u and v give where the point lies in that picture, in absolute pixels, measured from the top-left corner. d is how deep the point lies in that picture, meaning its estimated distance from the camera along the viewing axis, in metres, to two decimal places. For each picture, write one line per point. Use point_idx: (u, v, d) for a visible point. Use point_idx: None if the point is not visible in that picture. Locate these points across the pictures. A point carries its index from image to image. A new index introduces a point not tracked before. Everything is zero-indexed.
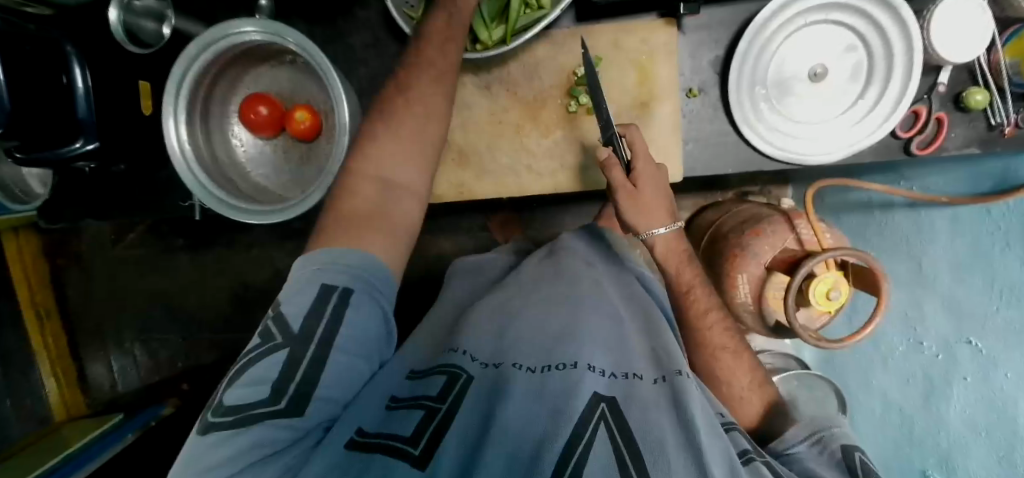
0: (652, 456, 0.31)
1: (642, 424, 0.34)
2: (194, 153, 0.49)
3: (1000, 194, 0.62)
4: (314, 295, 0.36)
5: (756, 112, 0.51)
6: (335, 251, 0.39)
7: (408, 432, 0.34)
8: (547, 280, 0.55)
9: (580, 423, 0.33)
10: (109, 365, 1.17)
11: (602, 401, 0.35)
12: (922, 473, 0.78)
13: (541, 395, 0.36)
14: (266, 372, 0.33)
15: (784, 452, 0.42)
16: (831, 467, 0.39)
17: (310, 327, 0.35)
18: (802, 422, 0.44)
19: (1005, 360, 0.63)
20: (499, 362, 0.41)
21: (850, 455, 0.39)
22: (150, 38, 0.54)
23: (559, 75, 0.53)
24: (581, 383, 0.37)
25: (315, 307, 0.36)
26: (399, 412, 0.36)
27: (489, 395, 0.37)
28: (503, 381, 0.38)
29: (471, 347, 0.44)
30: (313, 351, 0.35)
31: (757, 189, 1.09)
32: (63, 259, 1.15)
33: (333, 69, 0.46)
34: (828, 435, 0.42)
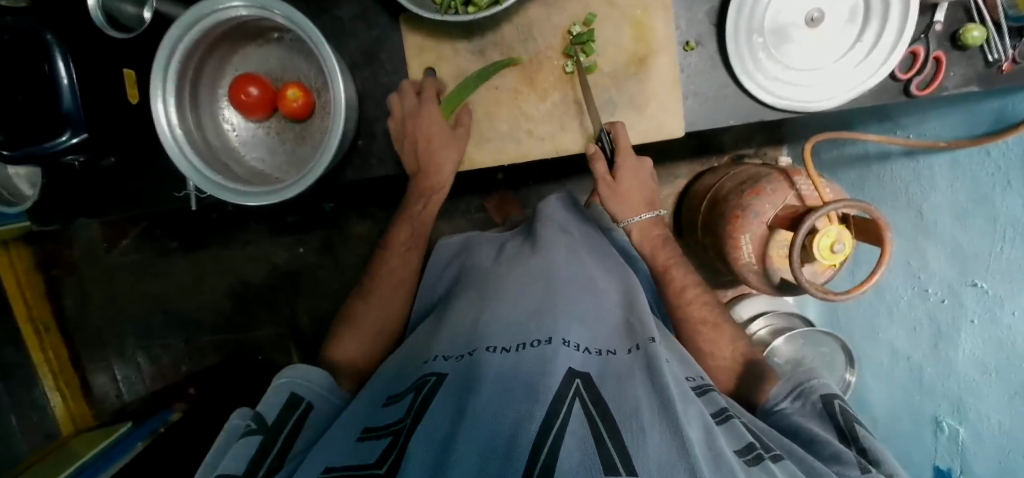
0: (623, 421, 0.37)
1: (616, 396, 0.41)
2: (186, 137, 0.48)
3: (998, 133, 0.61)
4: (284, 401, 0.50)
5: (755, 62, 0.51)
6: (298, 371, 0.54)
7: (371, 458, 0.39)
8: (523, 272, 0.63)
9: (556, 397, 0.39)
10: (112, 374, 1.16)
11: (576, 377, 0.42)
12: (935, 419, 0.78)
13: (516, 372, 0.43)
14: (238, 456, 0.42)
15: (775, 409, 0.52)
16: (815, 416, 0.48)
17: (282, 420, 0.47)
18: (787, 380, 0.53)
19: (1010, 299, 0.61)
20: (474, 349, 0.50)
21: (828, 403, 0.49)
22: (131, 21, 0.54)
23: (553, 37, 0.52)
24: (556, 358, 0.44)
25: (284, 412, 0.48)
26: (367, 441, 0.42)
27: (461, 383, 0.44)
28: (478, 363, 0.46)
29: (446, 350, 0.53)
30: (281, 441, 0.45)
31: (752, 151, 1.11)
32: (58, 271, 1.13)
33: (321, 36, 0.44)
34: (808, 388, 0.51)
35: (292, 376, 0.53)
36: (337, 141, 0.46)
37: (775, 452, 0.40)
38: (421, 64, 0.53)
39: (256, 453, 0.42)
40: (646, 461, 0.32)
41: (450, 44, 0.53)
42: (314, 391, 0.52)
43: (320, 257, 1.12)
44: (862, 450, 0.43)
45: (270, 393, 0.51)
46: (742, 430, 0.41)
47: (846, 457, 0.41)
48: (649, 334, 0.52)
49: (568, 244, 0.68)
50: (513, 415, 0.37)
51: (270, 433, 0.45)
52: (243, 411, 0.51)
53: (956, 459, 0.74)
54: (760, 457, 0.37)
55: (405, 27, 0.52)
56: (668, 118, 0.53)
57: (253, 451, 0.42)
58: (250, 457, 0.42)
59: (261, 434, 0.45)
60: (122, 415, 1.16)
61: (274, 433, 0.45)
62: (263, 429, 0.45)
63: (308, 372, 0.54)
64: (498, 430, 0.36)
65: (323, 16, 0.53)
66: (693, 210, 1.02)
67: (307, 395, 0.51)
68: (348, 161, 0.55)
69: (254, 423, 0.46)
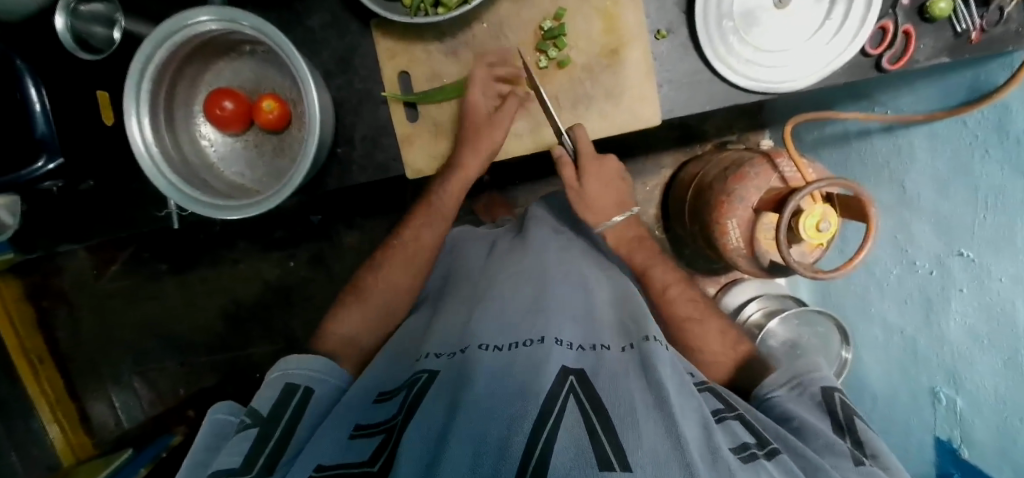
0: (622, 422, 0.36)
1: (611, 392, 0.41)
2: (163, 155, 0.48)
3: (972, 104, 0.62)
4: (279, 392, 0.49)
5: (726, 45, 0.51)
6: (292, 360, 0.53)
7: (365, 457, 0.39)
8: (518, 271, 0.63)
9: (550, 395, 0.39)
10: (111, 402, 1.15)
11: (570, 374, 0.43)
12: (931, 390, 0.77)
13: (508, 372, 0.43)
14: (235, 453, 0.41)
15: (766, 398, 0.52)
16: (813, 407, 0.48)
17: (279, 410, 0.46)
18: (783, 370, 0.53)
19: (996, 265, 0.60)
20: (466, 347, 0.50)
21: (827, 394, 0.49)
22: (102, 43, 0.52)
23: (524, 32, 0.53)
24: (547, 358, 0.45)
25: (281, 401, 0.47)
26: (360, 439, 0.41)
27: (454, 381, 0.44)
28: (469, 363, 0.46)
29: (437, 347, 0.53)
30: (281, 430, 0.44)
31: (735, 137, 1.11)
32: (49, 302, 1.12)
33: (291, 45, 0.43)
34: (806, 380, 0.51)
35: (289, 371, 0.51)
36: (311, 156, 0.45)
37: (770, 447, 0.40)
38: (394, 66, 0.53)
39: (252, 449, 0.42)
40: (641, 456, 0.33)
41: (423, 47, 0.53)
42: (307, 375, 0.51)
43: (311, 270, 1.12)
44: (857, 443, 0.44)
45: (268, 387, 0.50)
46: (739, 430, 0.41)
47: (840, 449, 0.42)
48: (645, 331, 0.52)
49: (561, 247, 0.69)
50: (506, 413, 0.37)
51: (266, 425, 0.44)
52: (225, 405, 0.50)
53: (955, 428, 0.74)
54: (755, 455, 0.38)
55: (376, 32, 0.52)
56: (643, 106, 0.54)
57: (249, 444, 0.42)
58: (247, 452, 0.41)
59: (257, 427, 0.44)
60: (122, 443, 1.14)
61: (270, 425, 0.44)
62: (259, 421, 0.45)
63: (302, 362, 0.52)
64: (492, 425, 0.36)
65: (294, 25, 0.52)
66: (680, 196, 1.03)
67: (303, 380, 0.50)
68: (326, 169, 0.54)
69: (250, 418, 0.45)
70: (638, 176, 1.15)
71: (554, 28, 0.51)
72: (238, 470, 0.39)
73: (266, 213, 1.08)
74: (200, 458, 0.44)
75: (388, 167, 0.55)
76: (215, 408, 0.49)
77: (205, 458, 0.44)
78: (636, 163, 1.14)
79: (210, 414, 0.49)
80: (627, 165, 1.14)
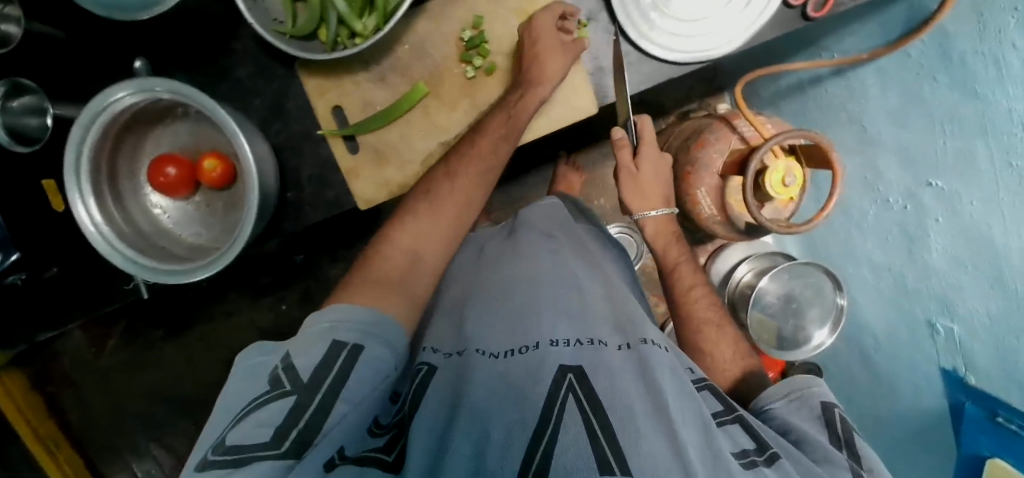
0: (621, 424, 0.37)
1: (609, 392, 0.40)
2: (114, 231, 0.48)
3: (911, 34, 0.62)
4: (326, 351, 0.38)
5: (647, 21, 0.51)
6: (341, 309, 0.42)
7: (388, 453, 0.39)
8: (507, 267, 0.65)
9: (548, 399, 0.39)
10: (132, 473, 1.16)
11: (569, 372, 0.43)
12: (928, 323, 0.77)
13: (506, 377, 0.43)
14: (253, 418, 0.32)
15: (765, 409, 0.52)
16: (811, 418, 0.48)
17: (323, 372, 0.36)
18: (785, 382, 0.53)
19: (967, 190, 0.60)
20: (462, 350, 0.51)
21: (827, 409, 0.49)
22: (38, 133, 0.50)
23: (447, 47, 0.53)
24: (544, 360, 0.45)
25: (328, 358, 0.38)
26: (377, 441, 0.38)
27: (454, 384, 0.45)
28: (467, 366, 0.47)
29: (437, 344, 0.55)
30: (321, 398, 0.35)
31: (696, 105, 1.11)
32: (54, 387, 1.13)
33: (214, 103, 0.44)
34: (807, 393, 0.51)
35: (332, 319, 0.41)
36: (254, 211, 0.45)
37: (770, 452, 0.41)
38: (326, 103, 0.53)
39: (285, 419, 0.33)
40: (642, 461, 0.34)
41: (351, 78, 0.54)
42: (360, 330, 0.41)
43: (304, 310, 1.12)
44: (855, 456, 0.44)
45: (305, 335, 0.40)
46: (738, 435, 0.42)
47: (838, 460, 0.42)
48: (641, 334, 0.53)
49: (551, 243, 0.69)
50: (506, 421, 0.37)
51: (305, 392, 0.35)
52: (255, 348, 0.42)
53: (957, 358, 0.73)
54: (755, 462, 0.39)
55: (301, 73, 0.53)
56: (578, 97, 0.54)
57: (281, 417, 0.33)
58: (279, 424, 0.32)
59: (294, 394, 0.35)
60: None
61: (309, 393, 0.35)
62: (298, 387, 0.35)
63: (347, 311, 0.42)
64: (490, 439, 0.36)
65: (221, 81, 0.53)
66: None
67: (352, 337, 0.40)
68: (281, 214, 0.55)
69: (285, 375, 0.36)
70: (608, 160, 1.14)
71: (473, 35, 0.52)
72: (266, 448, 0.31)
73: (248, 262, 1.09)
74: (228, 407, 0.36)
75: (341, 203, 0.56)
76: (243, 352, 0.41)
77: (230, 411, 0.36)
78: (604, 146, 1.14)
79: (238, 358, 0.41)
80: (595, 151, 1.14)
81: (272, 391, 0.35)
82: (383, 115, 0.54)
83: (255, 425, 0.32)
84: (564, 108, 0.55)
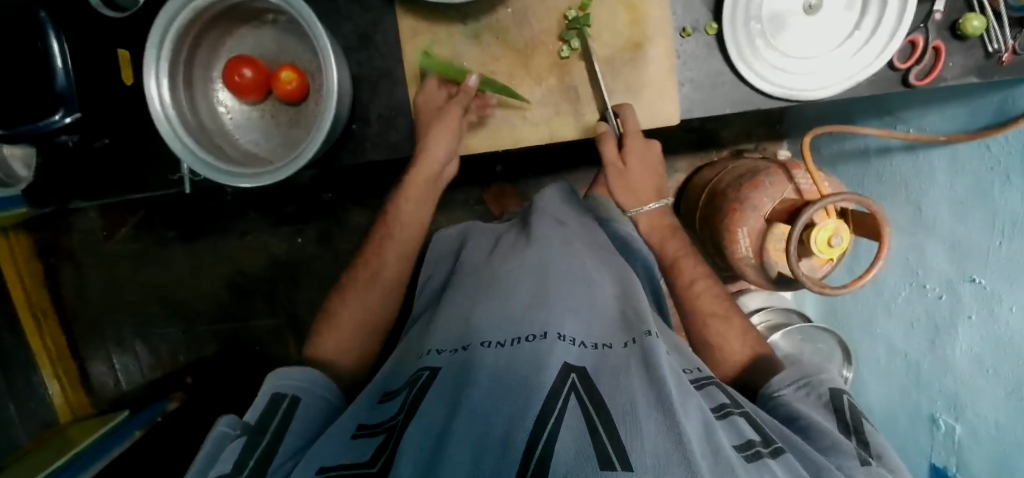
0: (622, 419, 0.36)
1: (612, 391, 0.40)
2: (180, 119, 0.48)
3: (998, 127, 0.60)
4: (267, 405, 0.47)
5: (753, 48, 0.51)
6: (283, 371, 0.52)
7: (365, 457, 0.39)
8: (517, 260, 0.64)
9: (551, 394, 0.39)
10: (111, 363, 1.16)
11: (571, 373, 0.42)
12: (931, 417, 0.76)
13: (508, 369, 0.43)
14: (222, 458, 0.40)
15: (774, 394, 0.52)
16: (820, 406, 0.48)
17: (266, 418, 0.45)
18: (792, 371, 0.53)
19: (1008, 294, 0.59)
20: (468, 345, 0.50)
21: (835, 397, 0.49)
22: (126, 3, 0.53)
23: (548, 21, 0.52)
24: (550, 354, 0.44)
25: (267, 411, 0.46)
26: (362, 440, 0.42)
27: (456, 378, 0.45)
28: (472, 360, 0.46)
29: (441, 344, 0.53)
30: (270, 435, 0.43)
31: (753, 146, 1.10)
32: (58, 259, 1.13)
33: (312, 14, 0.43)
34: (816, 381, 0.51)
35: (277, 379, 0.51)
36: (328, 126, 0.45)
37: (775, 446, 0.39)
38: (415, 46, 0.53)
39: (242, 454, 0.40)
40: (643, 456, 0.32)
41: (445, 28, 0.53)
42: (296, 387, 0.50)
43: (319, 247, 1.12)
44: (865, 444, 0.43)
45: (256, 399, 0.48)
46: (743, 426, 0.41)
47: (846, 447, 0.41)
48: (645, 327, 0.51)
49: (563, 234, 0.68)
50: (505, 417, 0.37)
51: (255, 432, 0.43)
52: (228, 418, 0.45)
53: (951, 457, 0.73)
54: (759, 454, 0.37)
55: (400, 11, 0.53)
56: (665, 103, 0.53)
57: (238, 452, 0.40)
58: (238, 457, 0.40)
59: (245, 435, 0.43)
60: (119, 404, 1.16)
61: (259, 431, 0.43)
62: (245, 430, 0.43)
63: (291, 372, 0.52)
64: (492, 425, 0.36)
65: None
66: (692, 202, 1.02)
67: (290, 390, 0.49)
68: (342, 145, 0.54)
69: (237, 427, 0.44)
70: None
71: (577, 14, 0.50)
72: (230, 475, 0.38)
73: (277, 186, 1.09)
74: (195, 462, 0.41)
75: (402, 148, 0.55)
76: (219, 421, 0.44)
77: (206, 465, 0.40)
78: None
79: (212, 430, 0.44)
80: None
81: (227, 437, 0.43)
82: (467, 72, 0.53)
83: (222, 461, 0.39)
84: (648, 112, 0.54)
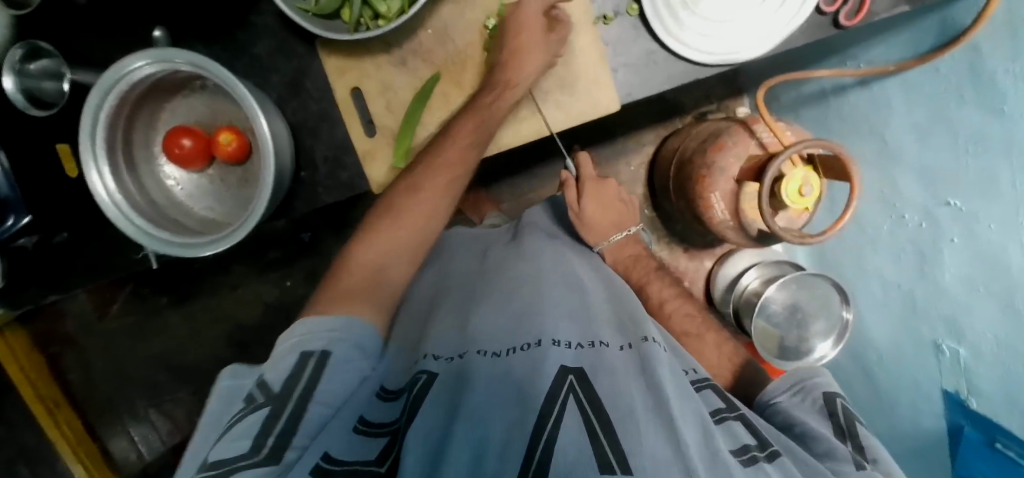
0: (620, 422, 0.38)
1: (611, 392, 0.41)
2: (128, 202, 0.48)
3: (941, 49, 0.60)
4: (293, 364, 0.41)
5: (677, 20, 0.50)
6: (307, 324, 0.46)
7: (373, 457, 0.41)
8: (508, 264, 0.65)
9: (550, 396, 0.40)
10: (131, 437, 1.17)
11: (569, 373, 0.43)
12: (934, 344, 0.76)
13: (506, 374, 0.44)
14: (242, 426, 0.36)
15: (771, 402, 0.54)
16: (815, 410, 0.50)
17: (291, 384, 0.40)
18: (785, 376, 0.55)
19: (983, 211, 0.59)
20: (464, 352, 0.49)
21: (829, 399, 0.51)
22: (54, 98, 0.50)
23: (472, 34, 0.52)
24: (546, 359, 0.45)
25: (293, 372, 0.41)
26: (364, 438, 0.42)
27: (456, 382, 0.45)
28: (467, 366, 0.47)
29: (437, 349, 0.51)
30: (292, 407, 0.38)
31: (715, 106, 1.10)
32: (56, 347, 1.14)
33: (230, 75, 0.43)
34: (809, 385, 0.53)
35: (300, 333, 0.45)
36: (271, 184, 0.45)
37: (771, 449, 0.42)
38: (346, 83, 0.53)
39: (261, 432, 0.36)
40: (642, 459, 0.35)
41: (371, 60, 0.53)
42: (328, 340, 0.44)
43: (308, 287, 1.12)
44: (859, 447, 0.45)
45: (280, 352, 0.43)
46: (739, 431, 0.43)
47: (840, 453, 0.43)
48: (643, 333, 0.53)
49: (554, 246, 0.70)
50: (504, 420, 0.39)
51: (277, 402, 0.38)
52: (231, 369, 0.46)
53: (960, 380, 0.72)
54: (755, 458, 0.39)
55: (323, 52, 0.52)
56: (602, 94, 0.53)
57: (255, 427, 0.36)
58: (255, 433, 0.36)
59: (268, 404, 0.38)
60: (146, 475, 1.17)
61: (281, 403, 0.38)
62: (269, 398, 0.38)
63: (319, 323, 0.45)
64: (493, 428, 0.39)
65: (239, 54, 0.52)
66: (664, 173, 1.02)
67: (319, 345, 0.43)
68: (293, 193, 0.55)
69: (257, 391, 0.39)
70: (622, 156, 1.14)
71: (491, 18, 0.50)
72: (242, 455, 0.34)
73: (256, 236, 1.09)
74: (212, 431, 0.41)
75: (354, 185, 0.56)
76: (221, 374, 0.46)
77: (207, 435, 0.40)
78: (618, 142, 1.13)
79: (215, 386, 0.45)
80: (610, 146, 1.13)
81: (249, 403, 0.38)
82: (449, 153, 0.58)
83: (237, 436, 0.35)
84: (591, 103, 0.54)
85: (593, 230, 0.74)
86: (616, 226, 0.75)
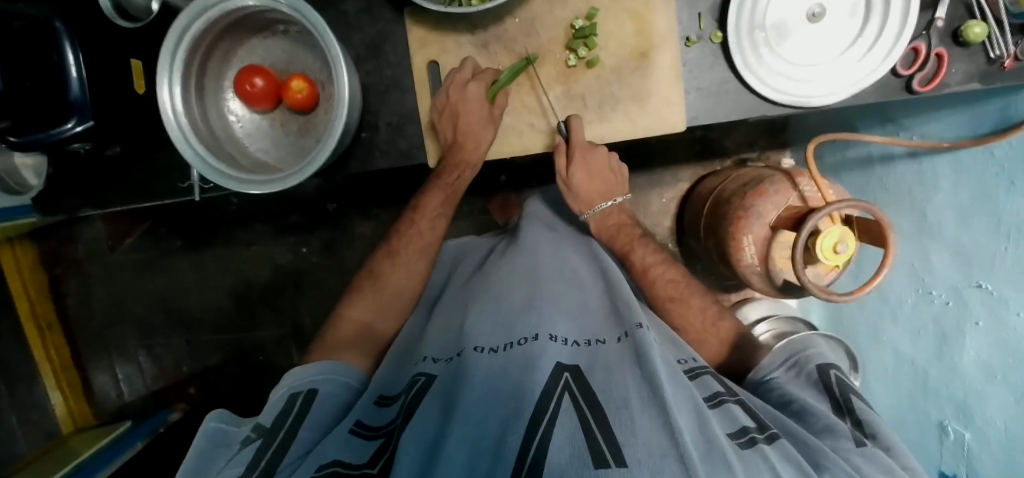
0: (616, 417, 0.35)
1: (606, 386, 0.40)
2: (191, 126, 0.48)
3: (1001, 133, 0.60)
4: (280, 407, 0.47)
5: (757, 56, 0.51)
6: (296, 371, 0.52)
7: (364, 459, 0.40)
8: (513, 256, 0.64)
9: (544, 393, 0.38)
10: (114, 374, 1.15)
11: (565, 371, 0.42)
12: (939, 424, 0.75)
13: (502, 372, 0.42)
14: (237, 460, 0.40)
15: (765, 380, 0.52)
16: (811, 386, 0.48)
17: (281, 420, 0.45)
18: (779, 350, 0.53)
19: (1013, 298, 0.58)
20: (462, 350, 0.48)
21: (822, 371, 0.49)
22: (139, 13, 0.54)
23: (556, 31, 0.53)
24: (542, 354, 0.44)
25: (282, 412, 0.46)
26: (361, 440, 0.42)
27: (451, 381, 0.44)
28: (464, 365, 0.44)
29: (436, 352, 0.52)
30: (281, 437, 0.43)
31: (756, 154, 1.11)
32: (62, 269, 1.14)
33: (325, 26, 0.44)
34: (803, 358, 0.51)
35: (293, 379, 0.51)
36: (338, 136, 0.45)
37: (770, 432, 0.39)
38: (425, 55, 0.55)
39: (255, 456, 0.41)
40: (636, 449, 0.32)
41: (453, 37, 0.55)
42: (312, 381, 0.50)
43: (323, 257, 1.12)
44: (858, 422, 0.44)
45: (274, 398, 0.49)
46: (738, 413, 0.40)
47: (840, 429, 0.42)
48: (636, 321, 0.50)
49: (552, 238, 0.68)
50: (500, 416, 0.37)
51: (268, 436, 0.43)
52: (217, 412, 0.46)
53: (960, 463, 0.71)
54: (753, 440, 0.37)
55: (409, 21, 0.54)
56: (670, 112, 0.54)
57: (250, 455, 0.40)
58: (249, 460, 0.40)
59: (258, 439, 0.43)
60: (122, 416, 1.14)
61: (272, 434, 0.43)
62: (261, 433, 0.43)
63: (302, 371, 0.52)
64: (488, 424, 0.36)
65: (328, 9, 0.54)
66: (696, 211, 1.03)
67: (304, 385, 0.49)
68: (350, 152, 0.56)
69: (252, 432, 0.44)
70: (656, 187, 1.14)
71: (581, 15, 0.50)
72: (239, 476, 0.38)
73: (284, 196, 1.09)
74: (196, 466, 0.40)
75: (411, 155, 0.57)
76: (208, 415, 0.45)
77: (201, 468, 0.40)
78: (655, 173, 1.14)
79: (202, 426, 0.44)
80: (645, 175, 1.14)
81: (245, 442, 0.43)
82: (505, 140, 0.57)
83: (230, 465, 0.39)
84: (658, 119, 0.54)
85: (578, 199, 0.65)
86: (602, 196, 0.65)
